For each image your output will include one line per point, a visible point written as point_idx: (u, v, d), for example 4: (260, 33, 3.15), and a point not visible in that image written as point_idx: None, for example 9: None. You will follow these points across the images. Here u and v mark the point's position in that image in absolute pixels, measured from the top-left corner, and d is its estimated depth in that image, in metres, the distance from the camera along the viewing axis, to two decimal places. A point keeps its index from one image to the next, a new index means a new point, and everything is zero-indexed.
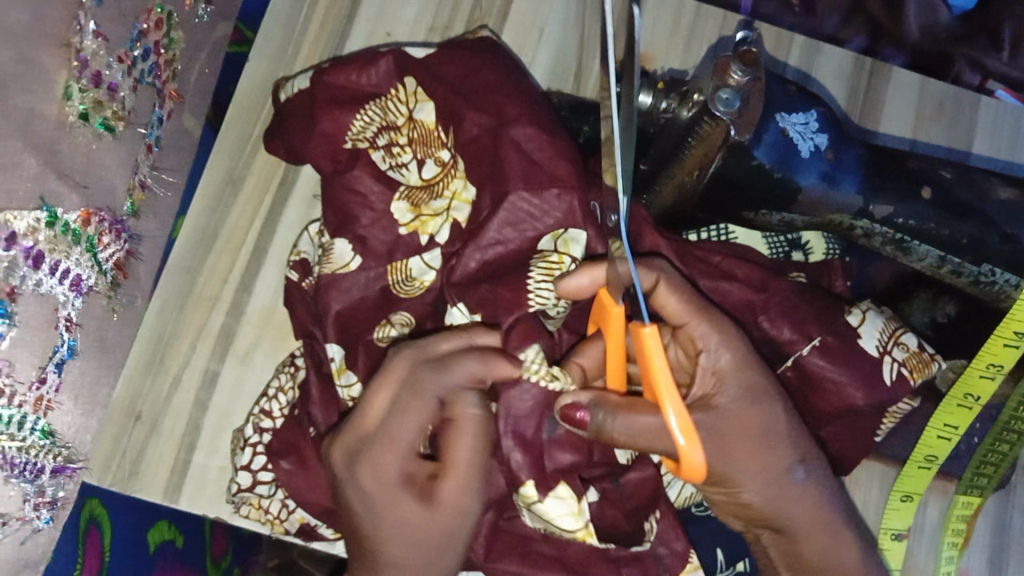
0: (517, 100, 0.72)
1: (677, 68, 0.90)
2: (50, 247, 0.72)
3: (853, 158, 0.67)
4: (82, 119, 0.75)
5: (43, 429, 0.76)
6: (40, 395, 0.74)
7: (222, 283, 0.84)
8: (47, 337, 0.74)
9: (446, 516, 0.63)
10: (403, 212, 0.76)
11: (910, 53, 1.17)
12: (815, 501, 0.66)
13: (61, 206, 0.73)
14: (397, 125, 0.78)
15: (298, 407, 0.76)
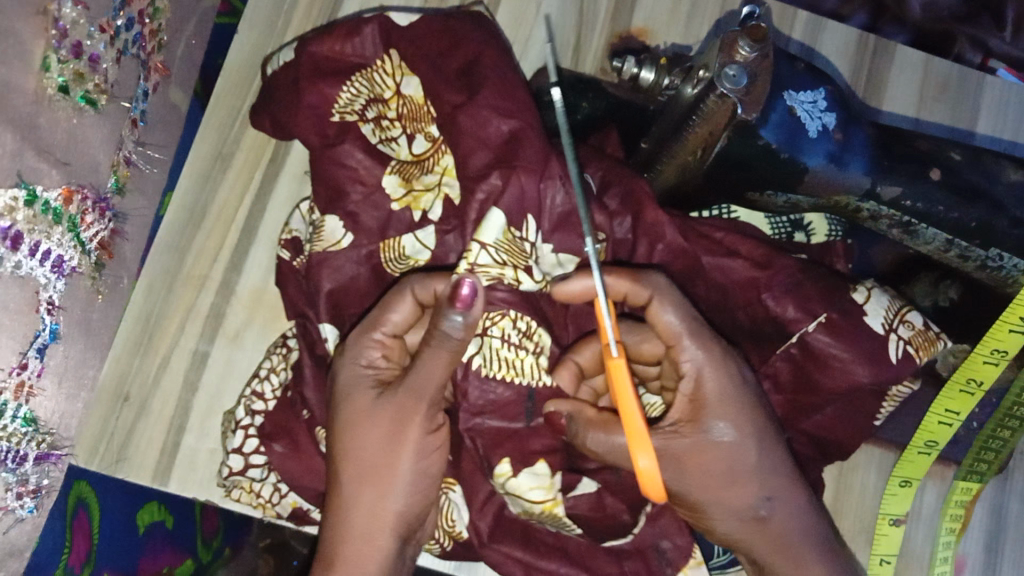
0: (507, 84, 0.68)
1: (679, 44, 0.88)
2: (28, 227, 0.64)
3: (861, 138, 0.65)
4: (62, 92, 0.67)
5: (25, 417, 0.68)
6: (20, 380, 0.67)
7: (212, 261, 0.82)
8: (24, 324, 0.66)
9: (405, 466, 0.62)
10: (394, 187, 0.73)
11: (911, 31, 1.15)
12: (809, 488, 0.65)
13: (40, 183, 0.66)
14: (384, 99, 0.76)
15: (291, 389, 0.74)
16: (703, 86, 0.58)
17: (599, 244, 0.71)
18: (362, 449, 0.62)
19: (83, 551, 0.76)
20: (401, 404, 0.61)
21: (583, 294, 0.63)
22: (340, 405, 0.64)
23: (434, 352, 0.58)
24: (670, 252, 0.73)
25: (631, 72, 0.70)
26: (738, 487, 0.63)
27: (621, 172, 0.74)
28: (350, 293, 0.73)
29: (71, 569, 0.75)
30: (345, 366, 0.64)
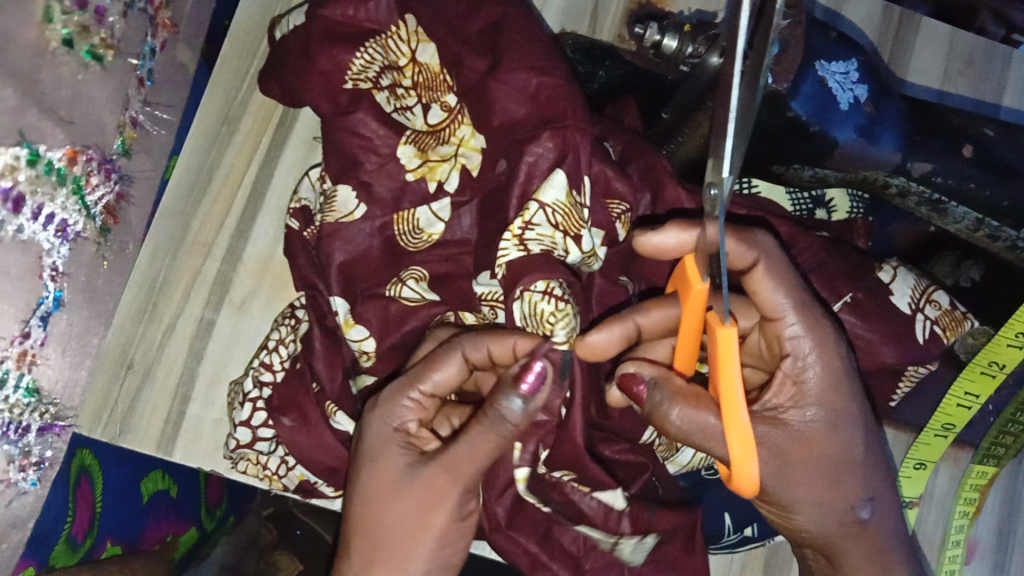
0: (536, 58, 0.65)
1: (702, 10, 0.84)
2: (30, 189, 0.65)
3: (892, 112, 0.63)
4: (65, 46, 0.68)
5: (27, 386, 0.69)
6: (23, 348, 0.68)
7: (217, 228, 0.80)
8: (28, 288, 0.68)
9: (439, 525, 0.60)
10: (409, 157, 0.72)
11: (934, 5, 1.12)
12: (839, 520, 0.61)
13: (44, 144, 0.67)
14: (398, 64, 0.73)
15: (301, 360, 0.73)
16: (732, 56, 0.56)
17: (623, 210, 0.68)
18: (381, 510, 0.60)
19: (85, 519, 0.76)
20: (431, 477, 0.60)
21: (675, 250, 0.59)
22: (366, 462, 0.62)
23: (480, 434, 0.57)
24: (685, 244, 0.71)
25: (654, 39, 0.68)
26: (837, 483, 0.60)
27: (641, 146, 0.72)
28: (359, 267, 0.72)
29: (73, 538, 0.74)
30: (376, 423, 0.62)
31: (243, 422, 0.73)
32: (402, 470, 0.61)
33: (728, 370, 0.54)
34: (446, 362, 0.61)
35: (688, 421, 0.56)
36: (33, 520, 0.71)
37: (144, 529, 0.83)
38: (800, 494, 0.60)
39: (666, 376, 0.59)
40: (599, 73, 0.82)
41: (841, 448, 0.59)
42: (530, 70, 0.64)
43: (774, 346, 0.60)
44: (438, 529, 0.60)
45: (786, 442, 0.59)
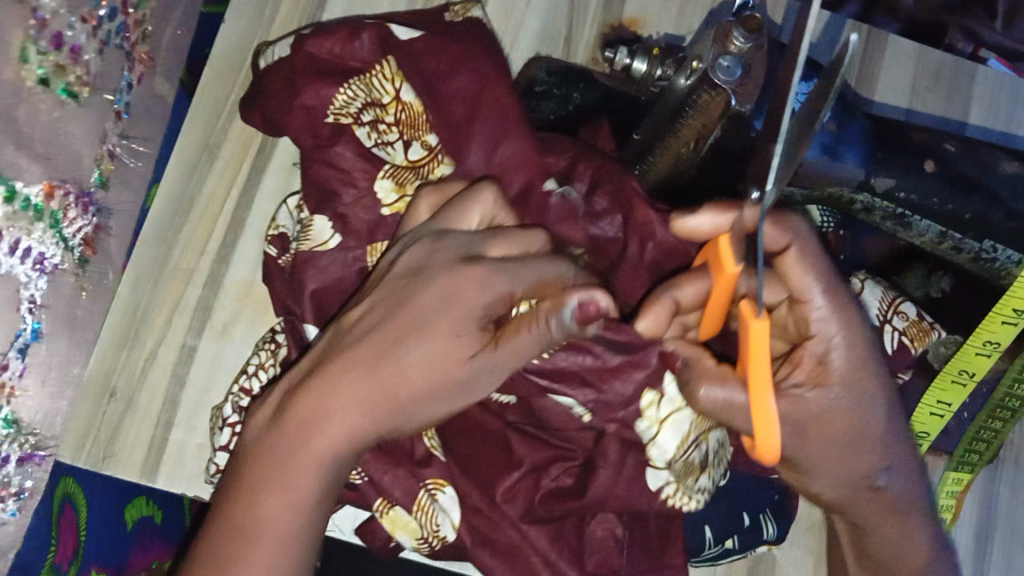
0: (491, 105, 0.70)
1: (671, 33, 0.86)
2: (5, 223, 0.73)
3: (855, 129, 0.66)
4: (41, 84, 0.77)
5: (5, 417, 0.76)
6: (2, 379, 0.76)
7: (199, 255, 0.81)
8: (6, 316, 0.75)
9: (420, 369, 0.51)
10: (387, 191, 0.73)
11: (904, 21, 1.15)
12: (857, 485, 0.59)
13: (20, 181, 0.74)
14: (382, 100, 0.74)
15: (281, 385, 0.73)
16: (698, 77, 0.59)
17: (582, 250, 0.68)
18: (426, 347, 0.51)
19: (69, 546, 0.78)
20: (476, 364, 0.52)
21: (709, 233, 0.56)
22: (429, 295, 0.52)
23: (530, 334, 0.52)
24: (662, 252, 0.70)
25: (625, 62, 0.71)
26: (859, 455, 0.58)
27: (612, 170, 0.72)
28: (334, 289, 0.71)
29: (57, 566, 0.76)
30: (469, 268, 0.52)
31: (227, 447, 0.72)
32: (467, 343, 0.52)
33: (760, 367, 0.51)
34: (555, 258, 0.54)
35: (717, 401, 0.53)
36: (15, 547, 0.74)
37: (129, 556, 0.81)
38: (823, 457, 0.57)
39: (694, 358, 0.57)
40: (575, 94, 0.84)
41: (857, 423, 0.57)
42: (483, 120, 0.70)
43: (801, 325, 0.58)
44: (467, 370, 0.52)
45: (805, 417, 0.56)
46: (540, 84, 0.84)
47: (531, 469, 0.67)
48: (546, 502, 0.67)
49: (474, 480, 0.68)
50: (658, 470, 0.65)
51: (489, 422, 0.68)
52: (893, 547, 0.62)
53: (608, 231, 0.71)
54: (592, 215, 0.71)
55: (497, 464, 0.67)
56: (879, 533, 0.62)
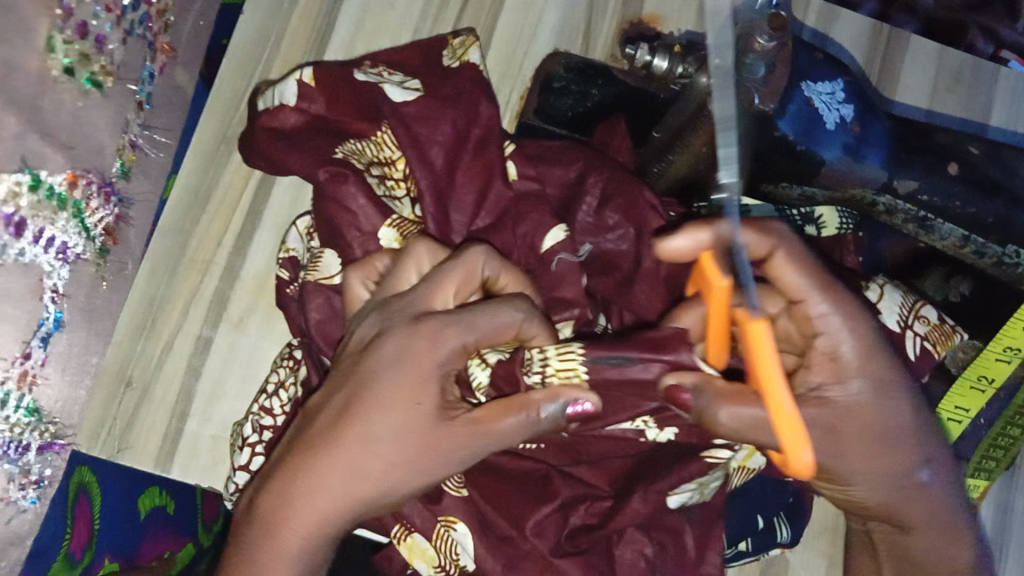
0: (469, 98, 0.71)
1: (691, 30, 0.86)
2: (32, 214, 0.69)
3: (877, 128, 0.65)
4: (67, 73, 0.73)
5: (28, 406, 0.74)
6: (24, 369, 0.73)
7: (216, 245, 0.82)
8: (28, 307, 0.72)
9: (395, 456, 0.54)
10: (388, 240, 0.68)
11: (923, 21, 1.14)
12: (894, 485, 0.60)
13: (46, 168, 0.71)
14: (391, 160, 0.72)
15: (298, 407, 0.74)
16: None
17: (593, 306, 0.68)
18: (377, 426, 0.53)
19: (84, 534, 0.76)
20: (443, 435, 0.54)
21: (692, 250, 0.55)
22: (383, 375, 0.54)
23: (515, 421, 0.54)
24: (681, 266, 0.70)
25: (644, 59, 0.70)
26: (896, 452, 0.58)
27: (622, 181, 0.72)
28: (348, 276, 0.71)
29: (71, 555, 0.75)
30: (415, 343, 0.54)
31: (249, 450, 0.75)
32: (427, 416, 0.54)
33: (768, 367, 0.47)
34: (505, 313, 0.55)
35: (740, 420, 0.52)
36: (32, 536, 0.75)
37: (141, 543, 0.77)
38: (859, 467, 0.58)
39: (706, 378, 0.54)
40: (593, 91, 0.83)
41: (886, 417, 0.57)
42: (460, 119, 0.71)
43: (806, 328, 0.58)
44: (444, 460, 0.55)
45: (833, 418, 0.57)
46: (557, 79, 0.84)
47: (561, 504, 0.66)
48: (571, 537, 0.66)
49: (498, 507, 0.66)
50: (681, 494, 0.66)
51: (530, 464, 0.68)
52: (937, 548, 0.63)
53: (618, 244, 0.72)
54: (600, 228, 0.72)
55: (531, 496, 0.66)
56: (920, 536, 0.63)
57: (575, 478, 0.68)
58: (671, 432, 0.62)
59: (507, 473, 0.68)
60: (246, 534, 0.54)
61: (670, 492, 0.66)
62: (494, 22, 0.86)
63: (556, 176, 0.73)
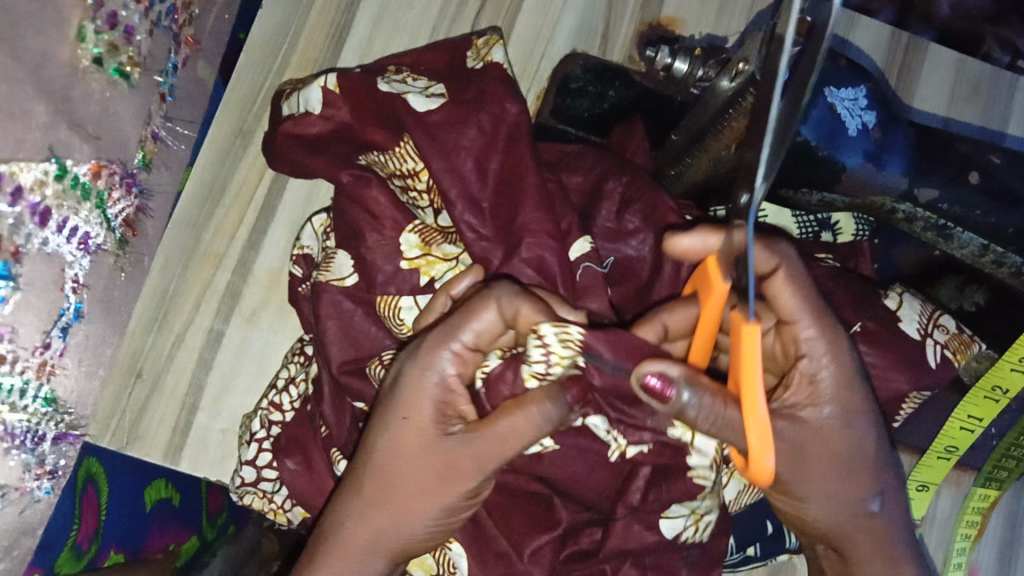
0: (498, 96, 0.70)
1: (709, 34, 0.86)
2: (57, 204, 0.70)
3: (900, 137, 0.64)
4: (96, 63, 0.74)
5: (45, 397, 0.73)
6: (43, 360, 0.71)
7: (229, 240, 0.82)
8: (52, 298, 0.71)
9: (420, 475, 0.58)
10: (409, 246, 0.70)
11: (940, 30, 1.13)
12: (849, 509, 0.60)
13: (71, 158, 0.71)
14: (414, 171, 0.72)
15: (311, 403, 0.75)
16: (743, 79, 0.57)
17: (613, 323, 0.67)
18: (397, 463, 0.58)
19: (89, 526, 0.76)
20: (457, 456, 0.58)
21: (699, 251, 0.59)
22: (391, 409, 0.58)
23: (524, 420, 0.56)
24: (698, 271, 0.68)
25: (665, 62, 0.71)
26: (853, 479, 0.60)
27: (643, 186, 0.73)
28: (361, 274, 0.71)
29: (78, 546, 0.75)
30: (411, 373, 0.58)
31: (257, 443, 0.75)
32: (434, 439, 0.58)
33: (750, 372, 0.48)
34: (482, 312, 0.56)
35: (712, 420, 0.52)
36: (42, 526, 0.73)
37: (146, 536, 0.81)
38: (815, 487, 0.59)
39: (692, 373, 0.53)
40: (610, 92, 0.82)
41: (850, 445, 0.59)
42: (491, 118, 0.69)
43: (790, 349, 0.59)
44: (468, 474, 0.58)
45: (805, 438, 0.58)
46: (575, 81, 0.82)
47: (563, 531, 0.68)
48: (566, 562, 0.68)
49: (504, 530, 0.67)
50: (674, 519, 0.67)
51: (533, 486, 0.68)
52: None
53: (638, 249, 0.72)
54: (620, 233, 0.72)
55: (532, 522, 0.67)
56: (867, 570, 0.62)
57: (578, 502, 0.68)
58: (641, 446, 0.63)
59: (509, 493, 0.68)
60: (309, 538, 0.62)
61: (660, 514, 0.66)
62: (512, 23, 0.86)
63: (574, 183, 0.75)
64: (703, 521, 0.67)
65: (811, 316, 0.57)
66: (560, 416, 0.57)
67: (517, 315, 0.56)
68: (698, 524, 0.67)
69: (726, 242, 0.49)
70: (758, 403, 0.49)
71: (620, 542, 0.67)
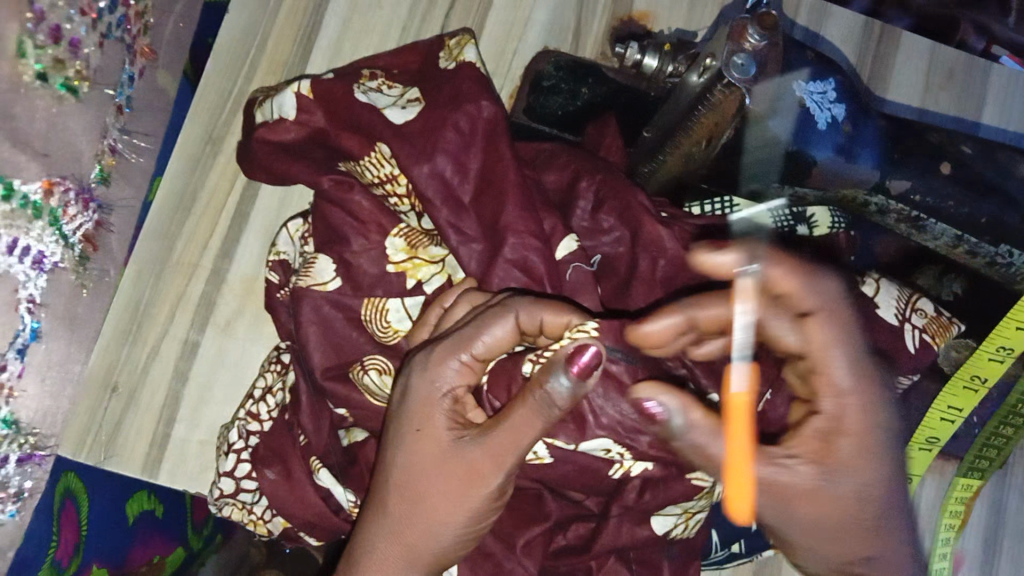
0: (469, 97, 0.69)
1: (679, 28, 0.85)
2: (4, 223, 0.65)
3: (870, 130, 0.64)
4: (40, 79, 0.68)
5: (5, 418, 0.68)
6: (0, 380, 0.67)
7: (202, 249, 0.81)
8: (2, 319, 0.66)
9: (440, 488, 0.57)
10: (396, 250, 0.70)
11: (915, 17, 1.13)
12: (838, 565, 0.59)
13: (19, 177, 0.66)
14: (393, 175, 0.71)
15: (289, 412, 0.74)
16: (712, 74, 0.57)
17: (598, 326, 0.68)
18: (417, 474, 0.58)
19: (71, 543, 0.75)
20: (472, 459, 0.57)
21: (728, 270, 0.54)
22: (405, 419, 0.59)
23: (528, 409, 0.54)
24: (672, 267, 0.70)
25: (636, 58, 0.71)
26: (840, 541, 0.58)
27: (616, 186, 0.72)
28: (342, 278, 0.70)
29: (58, 563, 0.73)
30: (420, 386, 0.58)
31: (235, 454, 0.74)
32: (448, 445, 0.57)
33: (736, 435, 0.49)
34: (498, 324, 0.57)
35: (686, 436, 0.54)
36: (13, 549, 0.68)
37: (129, 549, 0.81)
38: (797, 533, 0.58)
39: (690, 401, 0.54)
40: (583, 90, 0.82)
41: (846, 510, 0.57)
42: (459, 121, 0.68)
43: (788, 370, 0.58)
44: (491, 477, 0.57)
45: (789, 493, 0.56)
46: (547, 78, 0.82)
47: (553, 524, 0.69)
48: (553, 556, 0.69)
49: (493, 528, 0.67)
50: (666, 517, 0.69)
51: (524, 484, 0.68)
52: None
53: (614, 247, 0.71)
54: (596, 231, 0.72)
55: (524, 517, 0.68)
56: None
57: (568, 499, 0.70)
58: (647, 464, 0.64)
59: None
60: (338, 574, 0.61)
61: (654, 513, 0.68)
62: (482, 21, 0.85)
63: (550, 181, 0.75)
64: (690, 519, 0.70)
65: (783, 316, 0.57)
66: (568, 394, 0.53)
67: (541, 326, 0.58)
68: (688, 521, 0.70)
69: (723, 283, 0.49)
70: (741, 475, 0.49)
71: (612, 540, 0.67)
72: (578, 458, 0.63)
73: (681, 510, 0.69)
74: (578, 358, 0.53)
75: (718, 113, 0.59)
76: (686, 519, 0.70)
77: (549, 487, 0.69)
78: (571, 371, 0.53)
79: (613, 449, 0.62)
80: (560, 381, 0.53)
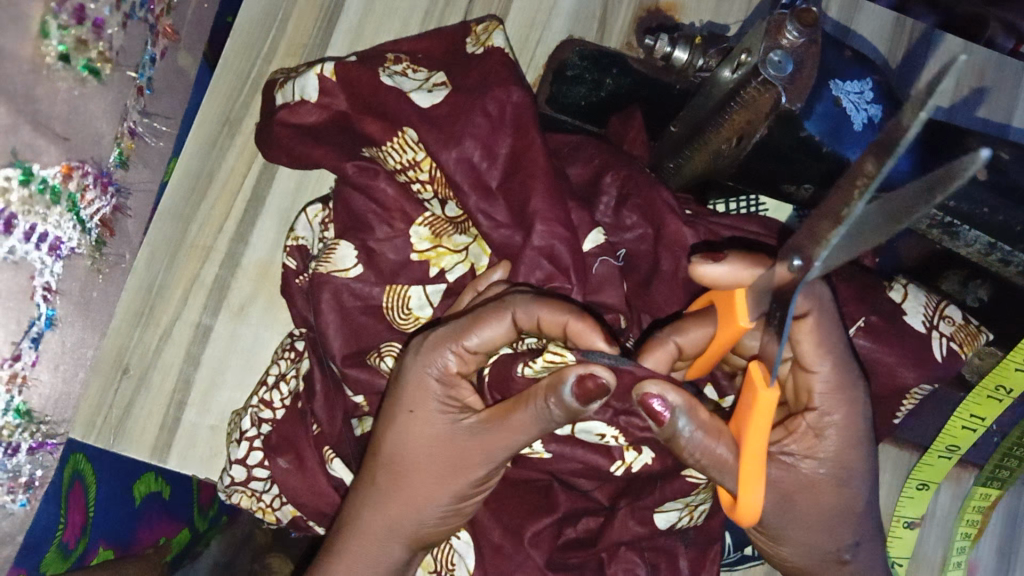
0: (493, 86, 0.67)
1: (705, 20, 0.83)
2: (22, 207, 0.65)
3: (905, 133, 0.63)
4: (62, 60, 0.69)
5: (17, 407, 0.68)
6: (13, 369, 0.67)
7: (216, 232, 0.80)
8: (15, 307, 0.67)
9: (426, 471, 0.57)
10: (420, 238, 0.70)
11: (942, 14, 1.10)
12: (823, 556, 0.60)
13: (38, 162, 0.67)
14: (415, 161, 0.69)
15: (302, 400, 0.73)
16: (746, 71, 0.55)
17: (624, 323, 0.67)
18: (406, 457, 0.57)
19: (77, 525, 0.75)
20: (463, 446, 0.56)
21: (727, 283, 0.54)
22: (399, 404, 0.57)
23: (526, 415, 0.54)
24: None
25: (665, 50, 0.68)
26: (831, 530, 0.59)
27: (640, 181, 0.70)
28: (365, 265, 0.70)
29: (65, 545, 0.74)
30: (413, 369, 0.57)
31: (250, 442, 0.73)
32: (440, 428, 0.57)
33: (757, 430, 0.51)
34: (495, 321, 0.55)
35: (696, 446, 0.53)
36: (22, 534, 0.69)
37: (135, 532, 0.81)
38: (795, 532, 0.59)
39: (692, 402, 0.53)
40: (607, 80, 0.80)
41: (837, 500, 0.58)
42: (483, 113, 0.67)
43: (803, 397, 0.57)
44: (478, 467, 0.57)
45: (793, 485, 0.57)
46: (571, 68, 0.80)
47: (562, 516, 0.67)
48: (561, 549, 0.67)
49: (500, 519, 0.66)
50: (668, 513, 0.67)
51: (532, 474, 0.68)
52: None
53: (639, 244, 0.70)
54: (618, 227, 0.70)
55: (532, 508, 0.67)
56: None
57: (577, 490, 0.69)
58: (647, 456, 0.65)
59: (509, 482, 0.68)
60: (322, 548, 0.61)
61: (653, 508, 0.67)
62: (507, 7, 0.83)
63: (573, 175, 0.73)
64: (693, 512, 0.68)
65: (820, 323, 0.54)
66: (570, 410, 0.52)
67: (536, 323, 0.55)
68: (689, 515, 0.68)
69: (770, 277, 0.48)
70: (759, 468, 0.52)
71: (618, 534, 0.67)
72: (575, 452, 0.65)
73: (681, 503, 0.67)
74: (587, 379, 0.51)
75: (753, 110, 0.57)
76: (688, 514, 0.68)
77: (558, 478, 0.68)
78: (575, 387, 0.51)
79: (607, 433, 0.63)
80: (564, 392, 0.51)
